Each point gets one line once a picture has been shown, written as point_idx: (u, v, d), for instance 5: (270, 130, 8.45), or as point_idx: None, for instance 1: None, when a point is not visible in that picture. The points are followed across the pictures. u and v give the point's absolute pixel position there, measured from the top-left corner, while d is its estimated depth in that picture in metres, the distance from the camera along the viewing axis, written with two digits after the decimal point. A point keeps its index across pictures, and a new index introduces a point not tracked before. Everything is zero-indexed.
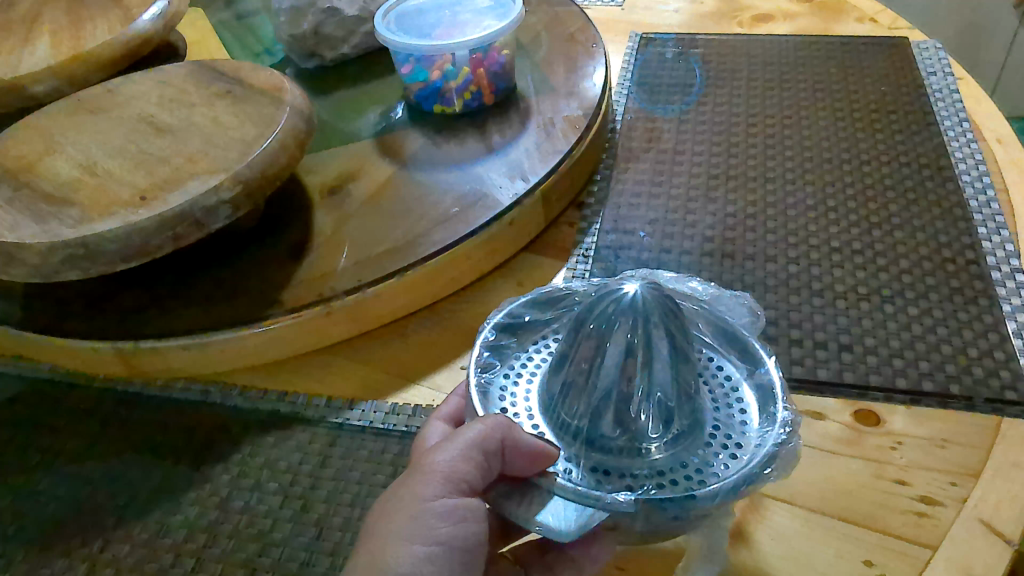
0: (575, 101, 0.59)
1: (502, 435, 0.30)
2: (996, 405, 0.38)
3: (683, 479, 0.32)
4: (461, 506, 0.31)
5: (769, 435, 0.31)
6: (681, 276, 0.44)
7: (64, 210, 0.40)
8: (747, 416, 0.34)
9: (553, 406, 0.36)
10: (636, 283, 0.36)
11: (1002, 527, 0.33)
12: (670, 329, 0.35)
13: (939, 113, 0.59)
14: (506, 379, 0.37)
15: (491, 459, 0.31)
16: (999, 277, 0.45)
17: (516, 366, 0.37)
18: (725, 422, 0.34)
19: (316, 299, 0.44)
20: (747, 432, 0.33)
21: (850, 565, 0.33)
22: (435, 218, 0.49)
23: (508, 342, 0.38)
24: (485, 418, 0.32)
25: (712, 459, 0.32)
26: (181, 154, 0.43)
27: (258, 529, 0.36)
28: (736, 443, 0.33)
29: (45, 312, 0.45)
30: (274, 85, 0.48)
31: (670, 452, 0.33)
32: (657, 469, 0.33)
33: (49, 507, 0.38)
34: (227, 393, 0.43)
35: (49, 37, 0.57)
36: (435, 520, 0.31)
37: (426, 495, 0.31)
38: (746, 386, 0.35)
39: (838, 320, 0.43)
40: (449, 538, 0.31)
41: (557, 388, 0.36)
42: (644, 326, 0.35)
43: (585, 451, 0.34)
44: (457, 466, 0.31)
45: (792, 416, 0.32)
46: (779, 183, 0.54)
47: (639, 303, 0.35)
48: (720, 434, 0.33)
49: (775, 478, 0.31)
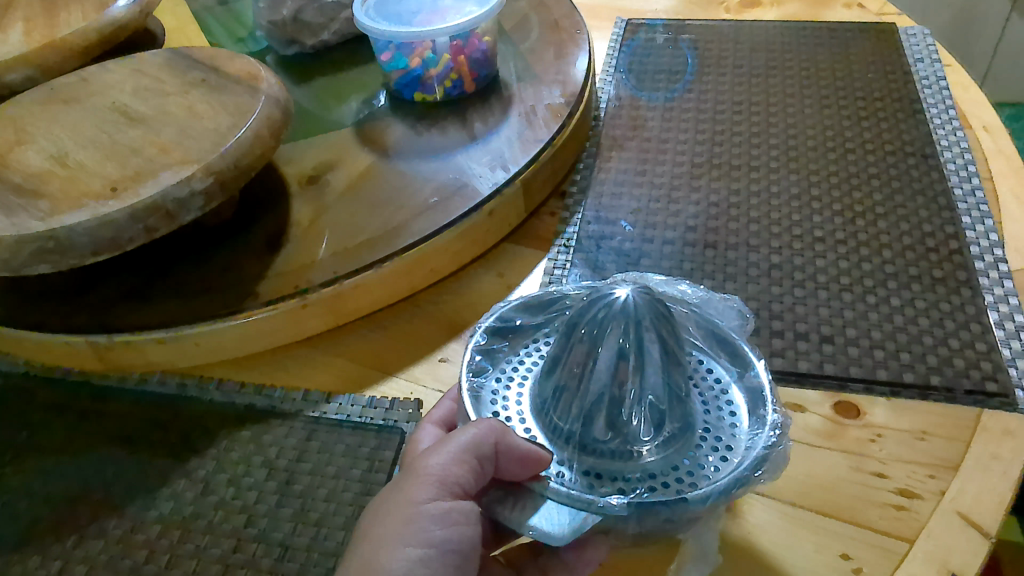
0: (558, 88, 0.58)
1: (495, 439, 0.31)
2: (977, 397, 0.38)
3: (674, 481, 0.31)
4: (454, 509, 0.30)
5: (759, 438, 0.31)
6: (670, 278, 0.43)
7: (34, 202, 0.39)
8: (737, 418, 0.33)
9: (545, 408, 0.35)
10: (628, 288, 0.36)
11: (980, 519, 0.33)
12: (662, 332, 0.35)
13: (925, 100, 0.59)
14: (497, 383, 0.36)
15: (485, 464, 0.31)
16: (983, 267, 0.44)
17: (507, 370, 0.37)
18: (716, 424, 0.34)
19: (292, 291, 0.43)
20: (737, 434, 0.33)
21: (829, 559, 0.33)
22: (415, 208, 0.48)
23: (500, 346, 0.37)
24: (478, 422, 0.32)
25: (703, 461, 0.32)
26: (153, 145, 0.43)
27: (233, 524, 0.36)
28: (726, 445, 0.32)
29: (20, 307, 0.45)
30: (250, 74, 0.47)
31: (661, 455, 0.33)
32: (649, 472, 0.32)
33: (21, 503, 0.38)
34: (204, 387, 0.43)
35: (24, 25, 0.56)
36: (429, 523, 0.30)
37: (419, 498, 0.30)
38: (736, 388, 0.35)
39: (820, 311, 0.43)
40: (443, 541, 0.30)
41: (549, 391, 0.35)
42: (636, 330, 0.35)
43: (577, 455, 0.33)
44: (451, 470, 0.31)
45: (781, 419, 0.32)
46: (763, 171, 0.54)
47: (630, 307, 0.35)
48: (710, 437, 0.33)
49: (765, 482, 0.31)
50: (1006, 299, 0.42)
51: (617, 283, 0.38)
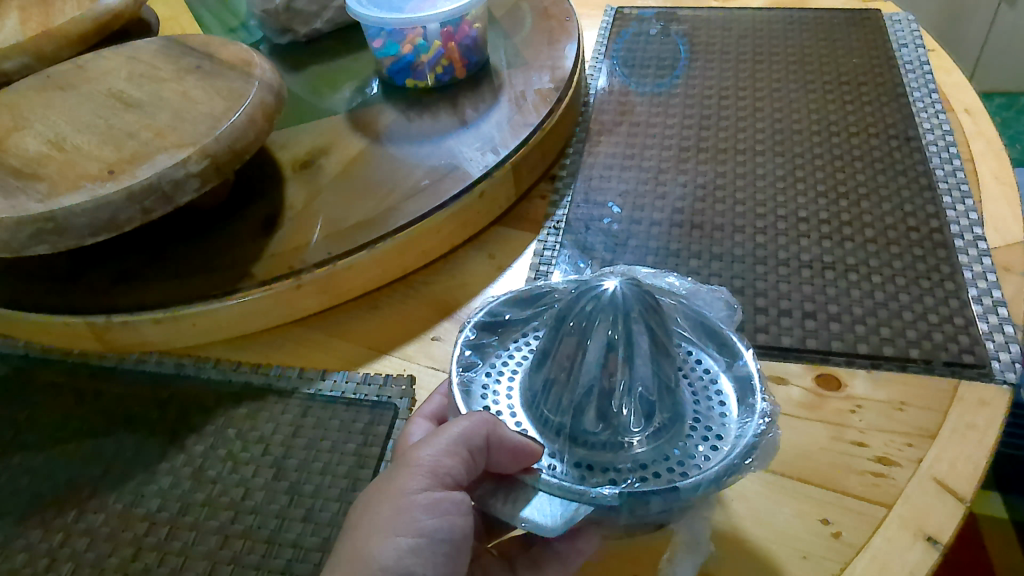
0: (547, 74, 0.59)
1: (487, 431, 0.31)
2: (954, 368, 0.39)
3: (665, 471, 0.32)
4: (445, 500, 0.30)
5: (748, 426, 0.32)
6: (658, 271, 0.43)
7: (32, 184, 0.40)
8: (727, 408, 0.34)
9: (536, 402, 0.36)
10: (616, 280, 0.36)
11: (954, 485, 0.34)
12: (651, 323, 0.35)
13: (909, 84, 0.60)
14: (488, 377, 0.37)
15: (476, 456, 0.31)
16: (962, 244, 0.46)
17: (497, 364, 0.38)
18: (705, 414, 0.34)
19: (287, 272, 0.44)
20: (726, 423, 0.33)
21: (809, 524, 0.34)
22: (406, 190, 0.49)
23: (490, 340, 0.38)
24: (470, 415, 0.32)
25: (694, 451, 0.33)
26: (149, 129, 0.43)
27: (231, 497, 0.37)
28: (716, 435, 0.33)
29: (21, 291, 0.46)
30: (244, 60, 0.48)
31: (652, 445, 0.34)
32: (640, 462, 0.33)
33: (22, 480, 0.39)
34: (200, 366, 0.44)
35: (19, 13, 0.57)
36: (419, 512, 0.30)
37: (411, 488, 0.30)
38: (725, 378, 0.36)
39: (803, 288, 0.44)
40: (433, 531, 0.30)
41: (539, 384, 0.36)
42: (625, 321, 0.35)
43: (569, 447, 0.34)
44: (442, 461, 0.31)
45: (770, 407, 0.32)
46: (749, 154, 0.55)
47: (619, 298, 0.35)
48: (700, 426, 0.34)
49: (756, 469, 0.31)
50: (984, 275, 0.43)
51: (605, 275, 0.39)
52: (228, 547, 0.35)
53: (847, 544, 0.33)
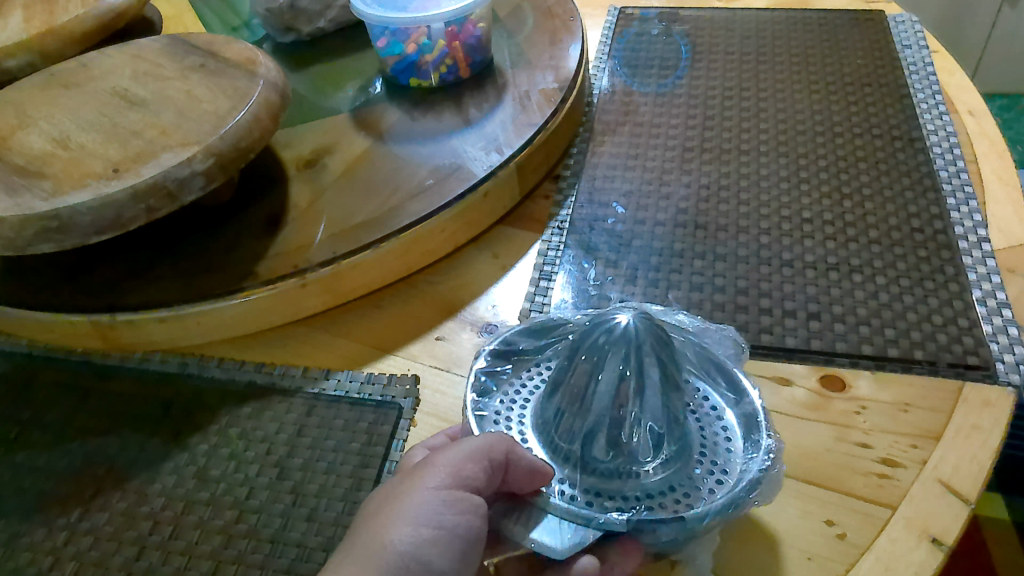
0: (551, 74, 0.59)
1: (508, 448, 0.31)
2: (959, 369, 0.39)
3: (671, 501, 0.31)
4: (466, 499, 0.30)
5: (753, 461, 0.31)
6: (668, 308, 0.42)
7: (37, 182, 0.39)
8: (733, 444, 0.33)
9: (547, 427, 0.35)
10: (628, 313, 0.36)
11: (959, 487, 0.34)
12: (662, 357, 0.34)
13: (913, 85, 0.60)
14: (501, 405, 0.36)
15: (498, 470, 0.30)
16: (966, 246, 0.46)
17: (512, 394, 0.37)
18: (711, 446, 0.33)
19: (291, 271, 0.44)
20: (733, 459, 0.33)
21: (814, 525, 0.34)
22: (409, 191, 0.49)
23: (503, 368, 0.37)
24: (489, 432, 0.32)
25: (700, 483, 0.32)
26: (153, 127, 0.43)
27: (234, 496, 0.37)
28: (722, 470, 0.32)
29: (24, 290, 0.46)
30: (248, 59, 0.48)
31: (659, 476, 0.33)
32: (647, 492, 0.32)
33: (25, 479, 0.39)
34: (204, 365, 0.44)
35: (23, 11, 0.57)
36: (439, 507, 0.30)
37: (432, 483, 0.30)
38: (731, 414, 0.35)
39: (807, 290, 0.44)
40: (452, 526, 0.30)
41: (551, 412, 0.35)
42: (637, 356, 0.34)
43: (578, 474, 0.33)
44: (465, 465, 0.30)
45: (775, 444, 0.32)
46: (753, 155, 0.55)
47: (631, 331, 0.35)
48: (706, 460, 0.33)
49: (759, 503, 0.31)
50: (988, 277, 0.43)
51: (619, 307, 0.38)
52: (233, 546, 0.35)
53: (852, 545, 0.33)
